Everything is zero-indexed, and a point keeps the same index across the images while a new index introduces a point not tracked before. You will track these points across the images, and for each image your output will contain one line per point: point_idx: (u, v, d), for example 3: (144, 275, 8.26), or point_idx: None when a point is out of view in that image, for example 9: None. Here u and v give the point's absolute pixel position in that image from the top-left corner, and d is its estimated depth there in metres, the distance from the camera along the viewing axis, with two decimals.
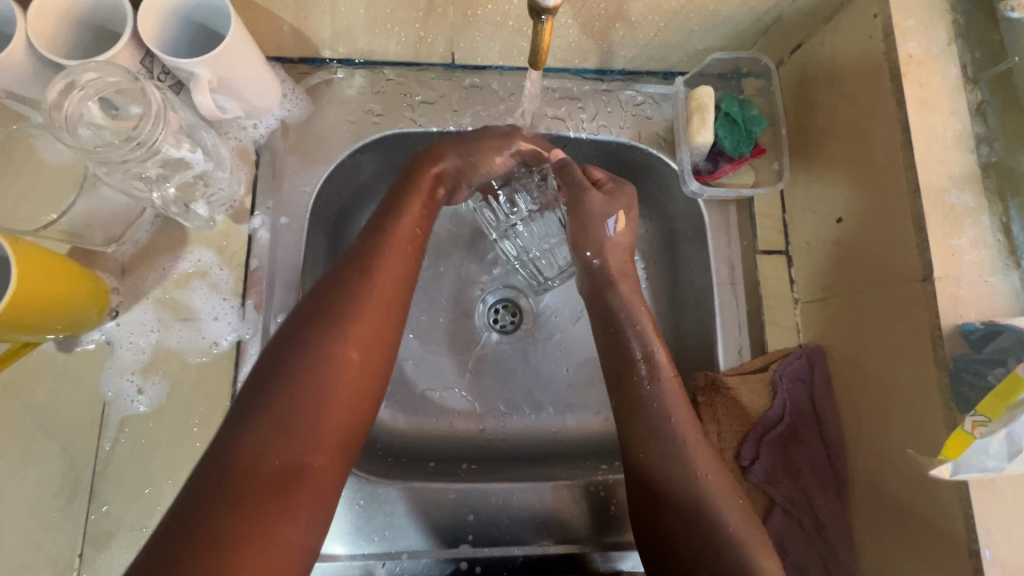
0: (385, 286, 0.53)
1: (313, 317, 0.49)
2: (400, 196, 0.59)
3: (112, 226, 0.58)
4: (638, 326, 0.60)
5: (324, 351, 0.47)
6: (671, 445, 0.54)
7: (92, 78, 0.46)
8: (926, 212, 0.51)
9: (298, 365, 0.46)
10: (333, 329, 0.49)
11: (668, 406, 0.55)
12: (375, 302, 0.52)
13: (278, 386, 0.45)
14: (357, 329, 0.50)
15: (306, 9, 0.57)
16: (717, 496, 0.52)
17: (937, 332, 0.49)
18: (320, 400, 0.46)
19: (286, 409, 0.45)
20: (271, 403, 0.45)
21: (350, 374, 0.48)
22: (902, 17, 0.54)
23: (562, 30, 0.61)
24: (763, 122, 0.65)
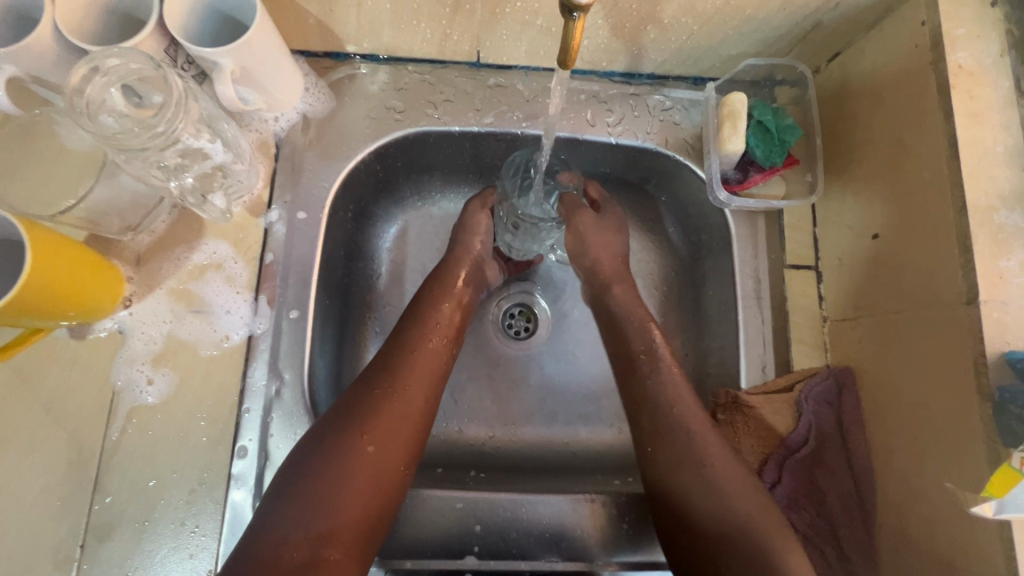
0: (409, 376, 0.55)
1: (342, 415, 0.51)
2: (430, 287, 0.63)
3: (129, 215, 0.58)
4: (642, 319, 0.63)
5: (344, 471, 0.48)
6: (675, 433, 0.55)
7: (116, 64, 0.46)
8: (972, 232, 0.48)
9: (319, 463, 0.48)
10: (351, 439, 0.49)
11: (670, 395, 0.57)
12: (399, 398, 0.53)
13: (302, 487, 0.47)
14: (380, 433, 0.50)
15: (331, 1, 0.56)
16: (727, 481, 0.52)
17: (982, 360, 0.46)
18: (337, 490, 0.47)
19: (307, 501, 0.46)
20: (294, 495, 0.46)
21: (371, 467, 0.49)
22: (952, 26, 0.52)
23: (592, 31, 0.59)
24: (798, 131, 0.62)
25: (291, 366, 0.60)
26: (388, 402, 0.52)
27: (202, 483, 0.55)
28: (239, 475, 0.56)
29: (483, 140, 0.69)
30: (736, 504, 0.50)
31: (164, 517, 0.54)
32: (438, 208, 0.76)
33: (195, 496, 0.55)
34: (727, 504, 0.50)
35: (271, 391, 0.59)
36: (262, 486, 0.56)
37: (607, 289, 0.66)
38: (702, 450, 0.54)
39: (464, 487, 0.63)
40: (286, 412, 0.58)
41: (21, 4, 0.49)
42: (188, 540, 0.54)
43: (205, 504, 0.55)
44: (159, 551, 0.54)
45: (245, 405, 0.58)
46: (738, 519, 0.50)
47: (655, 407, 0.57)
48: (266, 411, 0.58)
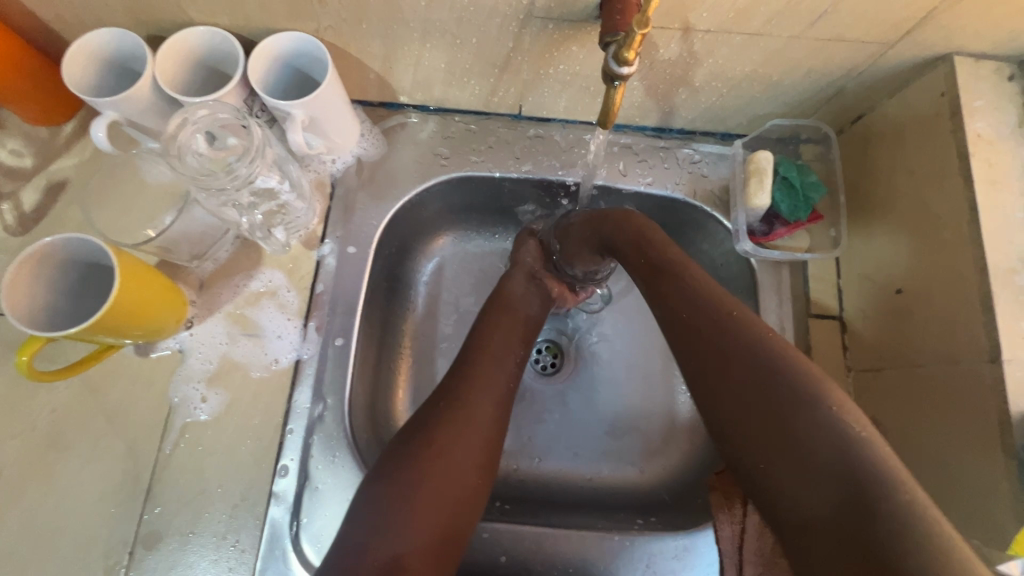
0: (479, 395, 0.56)
1: (412, 431, 0.53)
2: (490, 305, 0.66)
3: (198, 243, 0.63)
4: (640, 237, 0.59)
5: (420, 480, 0.49)
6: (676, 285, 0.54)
7: (205, 114, 0.53)
8: (994, 293, 0.50)
9: (395, 476, 0.50)
10: (423, 451, 0.51)
11: (770, 371, 0.46)
12: (472, 417, 0.54)
13: (380, 502, 0.48)
14: (450, 444, 0.52)
15: (394, 60, 0.63)
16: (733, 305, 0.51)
17: (1006, 420, 0.47)
18: (418, 503, 0.48)
19: (387, 513, 0.48)
20: (372, 508, 0.48)
21: (448, 484, 0.50)
22: (971, 98, 0.55)
23: (628, 91, 0.64)
24: (822, 188, 0.66)
25: (334, 390, 0.63)
26: (455, 415, 0.54)
27: (245, 498, 0.59)
28: (280, 492, 0.59)
29: (521, 186, 0.74)
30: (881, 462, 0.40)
31: (208, 529, 0.57)
32: (473, 245, 0.80)
33: (238, 511, 0.58)
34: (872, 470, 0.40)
35: (314, 413, 0.62)
36: (300, 505, 0.59)
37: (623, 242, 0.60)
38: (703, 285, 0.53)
39: (488, 516, 0.64)
40: (327, 435, 0.61)
41: (126, 59, 0.56)
42: (228, 553, 0.57)
43: (246, 520, 0.58)
44: (200, 564, 0.56)
45: (289, 426, 0.61)
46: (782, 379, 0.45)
47: (757, 381, 0.47)
48: (308, 432, 0.61)
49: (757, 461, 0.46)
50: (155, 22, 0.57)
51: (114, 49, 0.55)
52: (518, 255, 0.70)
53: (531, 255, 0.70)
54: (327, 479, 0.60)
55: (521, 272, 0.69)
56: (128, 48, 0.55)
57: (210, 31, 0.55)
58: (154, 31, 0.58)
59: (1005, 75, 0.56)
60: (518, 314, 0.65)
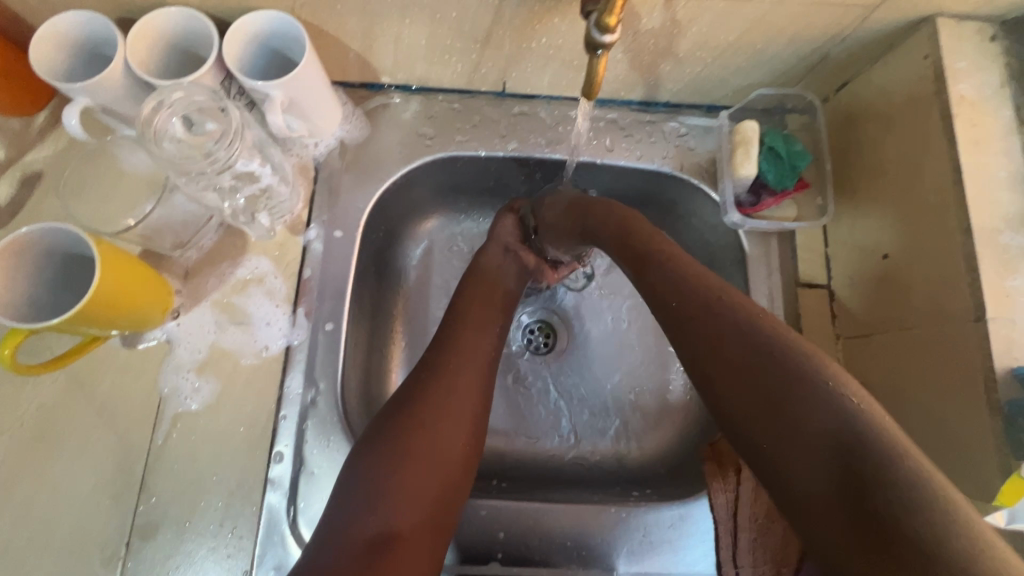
0: (461, 365, 0.56)
1: (395, 405, 0.54)
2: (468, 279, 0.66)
3: (181, 231, 0.62)
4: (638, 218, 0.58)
5: (405, 451, 0.50)
6: (695, 287, 0.49)
7: (180, 97, 0.52)
8: (978, 252, 0.51)
9: (381, 449, 0.50)
10: (407, 423, 0.51)
11: (734, 320, 0.46)
12: (454, 384, 0.55)
13: (365, 476, 0.48)
14: (434, 414, 0.52)
15: (372, 37, 0.61)
16: (742, 309, 0.46)
17: (990, 376, 0.48)
18: (408, 473, 0.49)
19: (376, 487, 0.48)
20: (360, 483, 0.48)
21: (437, 453, 0.51)
22: (954, 59, 0.55)
23: (612, 64, 0.64)
24: (808, 156, 0.66)
25: (326, 375, 0.63)
26: (436, 385, 0.54)
27: (240, 486, 0.58)
28: (275, 478, 0.59)
29: (508, 165, 0.73)
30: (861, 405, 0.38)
31: (205, 518, 0.57)
32: (461, 227, 0.80)
33: (234, 499, 0.58)
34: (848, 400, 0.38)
35: (307, 399, 0.62)
36: (296, 490, 0.59)
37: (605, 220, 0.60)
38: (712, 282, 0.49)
39: (487, 494, 0.65)
40: (320, 420, 0.61)
41: (95, 43, 0.54)
42: (226, 540, 0.57)
43: (243, 508, 0.58)
44: (198, 552, 0.56)
45: (282, 412, 0.61)
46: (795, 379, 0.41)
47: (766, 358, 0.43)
48: (302, 418, 0.61)
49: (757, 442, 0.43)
50: (124, 4, 0.55)
51: (83, 33, 0.54)
52: (494, 230, 0.70)
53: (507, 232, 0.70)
54: (323, 464, 0.60)
55: (497, 244, 0.69)
56: (96, 31, 0.53)
57: (181, 12, 0.54)
58: (123, 13, 0.56)
59: (988, 35, 0.56)
60: (495, 288, 0.65)
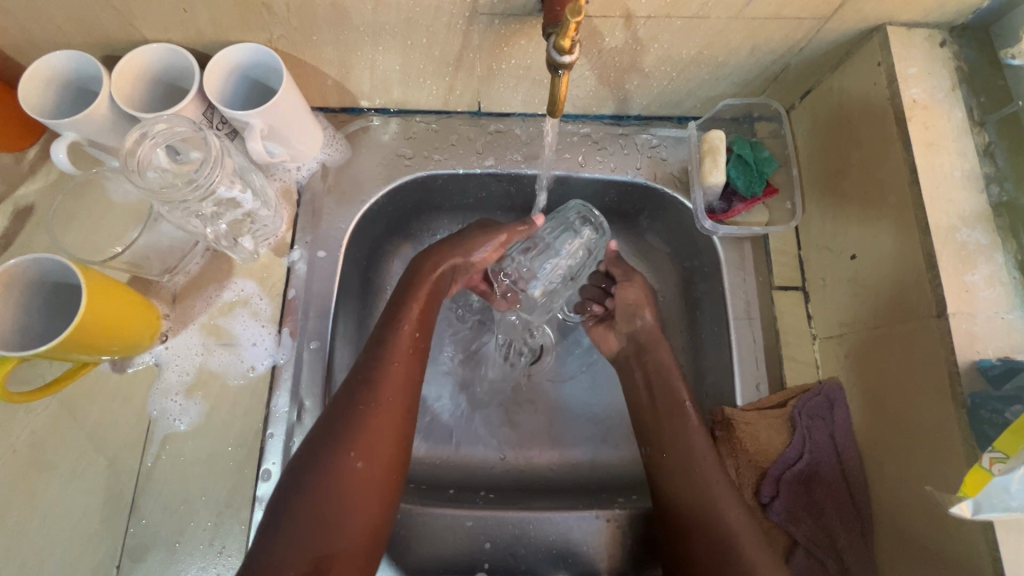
0: (390, 394, 0.55)
1: (325, 432, 0.53)
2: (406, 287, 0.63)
3: (168, 257, 0.63)
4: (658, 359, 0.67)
5: (336, 489, 0.50)
6: (681, 444, 0.60)
7: (163, 128, 0.54)
8: (937, 250, 0.52)
9: (314, 483, 0.50)
10: (338, 458, 0.51)
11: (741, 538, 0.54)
12: (384, 414, 0.54)
13: (297, 507, 0.49)
14: (365, 448, 0.52)
15: (349, 65, 0.64)
16: (725, 498, 0.56)
17: (954, 369, 0.49)
18: (341, 507, 0.50)
19: (308, 524, 0.48)
20: (294, 516, 0.49)
21: (367, 486, 0.52)
22: (905, 66, 0.57)
23: (581, 80, 0.66)
24: (774, 163, 0.68)
25: (312, 393, 0.64)
26: (371, 415, 0.54)
27: (228, 505, 0.59)
28: (263, 497, 0.60)
29: (487, 181, 0.75)
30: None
31: (193, 538, 0.58)
32: None
33: (222, 518, 0.59)
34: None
35: (293, 417, 0.63)
36: None
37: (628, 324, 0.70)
38: (700, 455, 0.59)
39: (473, 505, 0.65)
40: (307, 437, 0.63)
41: (82, 79, 0.57)
42: (215, 560, 0.58)
43: (232, 526, 0.59)
44: (188, 571, 0.57)
45: (269, 430, 0.62)
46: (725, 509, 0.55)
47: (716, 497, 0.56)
48: (288, 435, 0.62)
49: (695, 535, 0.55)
50: (108, 41, 0.58)
51: (71, 70, 0.56)
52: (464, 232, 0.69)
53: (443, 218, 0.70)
54: None
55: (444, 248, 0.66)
56: (83, 69, 0.56)
57: (163, 48, 0.57)
58: (109, 50, 0.59)
59: (937, 41, 0.58)
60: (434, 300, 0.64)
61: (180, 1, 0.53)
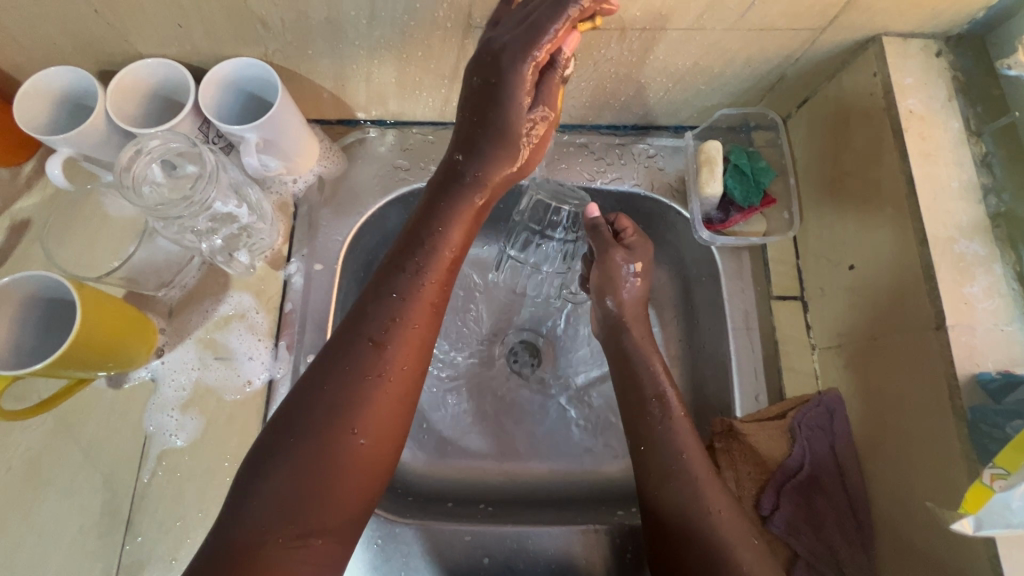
0: (416, 306, 0.50)
1: (356, 322, 0.49)
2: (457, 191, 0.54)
3: (164, 272, 0.63)
4: (647, 359, 0.63)
5: (356, 380, 0.46)
6: (669, 443, 0.57)
7: (157, 144, 0.54)
8: (935, 261, 0.52)
9: (337, 376, 0.46)
10: (362, 348, 0.47)
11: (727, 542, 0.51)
12: (417, 309, 0.50)
13: (318, 401, 0.46)
14: (391, 340, 0.48)
15: (345, 78, 0.64)
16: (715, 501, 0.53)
17: (954, 382, 0.49)
18: (358, 413, 0.46)
19: (324, 415, 0.45)
20: (312, 413, 0.45)
21: (392, 386, 0.47)
22: (901, 76, 0.57)
23: (577, 92, 0.66)
24: (771, 173, 0.68)
25: None
26: (405, 307, 0.49)
27: None
28: None
29: None
30: None
31: (190, 555, 0.58)
32: None
33: None
34: None
35: None
36: None
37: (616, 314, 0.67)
38: (688, 455, 0.56)
39: (472, 519, 0.65)
40: None
41: (78, 96, 0.57)
42: None
43: None
44: None
45: None
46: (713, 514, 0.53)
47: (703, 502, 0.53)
48: None
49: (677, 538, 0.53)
50: (104, 57, 0.57)
51: (68, 87, 0.56)
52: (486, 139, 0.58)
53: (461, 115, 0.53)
54: None
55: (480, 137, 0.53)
56: (79, 86, 0.56)
57: (160, 63, 0.57)
58: (104, 66, 0.59)
59: (933, 51, 0.58)
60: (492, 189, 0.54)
61: (175, 17, 0.53)
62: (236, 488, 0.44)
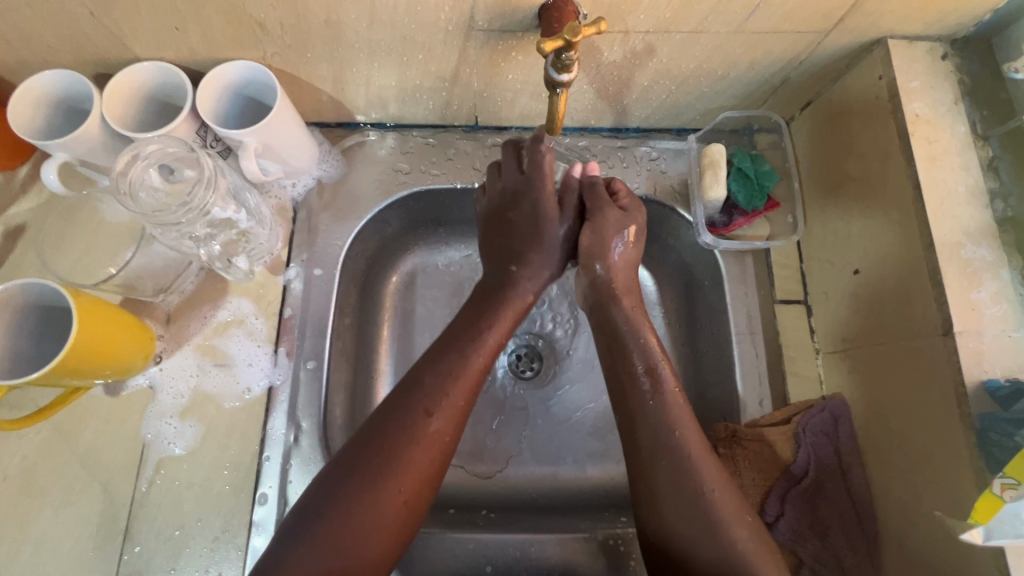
0: (461, 383, 0.53)
1: (407, 390, 0.52)
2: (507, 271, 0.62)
3: (161, 277, 0.62)
4: (639, 333, 0.59)
5: (398, 450, 0.49)
6: (656, 417, 0.54)
7: (154, 149, 0.53)
8: (942, 266, 0.51)
9: (385, 444, 0.49)
10: (410, 417, 0.50)
11: (723, 517, 0.49)
12: (467, 381, 0.54)
13: (362, 464, 0.48)
14: (441, 412, 0.51)
15: (344, 81, 0.63)
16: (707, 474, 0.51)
17: (962, 390, 0.48)
18: (398, 479, 0.48)
19: (363, 479, 0.48)
20: (354, 476, 0.48)
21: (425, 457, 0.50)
22: (907, 79, 0.56)
23: (579, 95, 0.65)
24: (775, 176, 0.67)
25: (309, 414, 0.63)
26: (455, 382, 0.53)
27: (225, 530, 0.58)
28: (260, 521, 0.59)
29: None
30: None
31: (189, 565, 0.57)
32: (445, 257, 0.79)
33: (218, 543, 0.58)
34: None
35: (290, 439, 0.62)
36: None
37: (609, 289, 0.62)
38: (679, 428, 0.53)
39: (474, 527, 0.65)
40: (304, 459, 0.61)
41: (74, 99, 0.56)
42: None
43: (228, 552, 0.58)
44: None
45: (265, 453, 0.61)
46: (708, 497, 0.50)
47: (691, 481, 0.50)
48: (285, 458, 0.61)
49: (678, 529, 0.50)
50: (100, 60, 0.57)
51: (61, 88, 0.55)
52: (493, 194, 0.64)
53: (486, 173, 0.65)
54: None
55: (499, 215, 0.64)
56: (74, 88, 0.55)
57: (156, 66, 0.56)
58: (100, 69, 0.58)
59: (939, 54, 0.58)
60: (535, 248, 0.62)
61: (172, 20, 0.52)
62: (279, 540, 0.46)
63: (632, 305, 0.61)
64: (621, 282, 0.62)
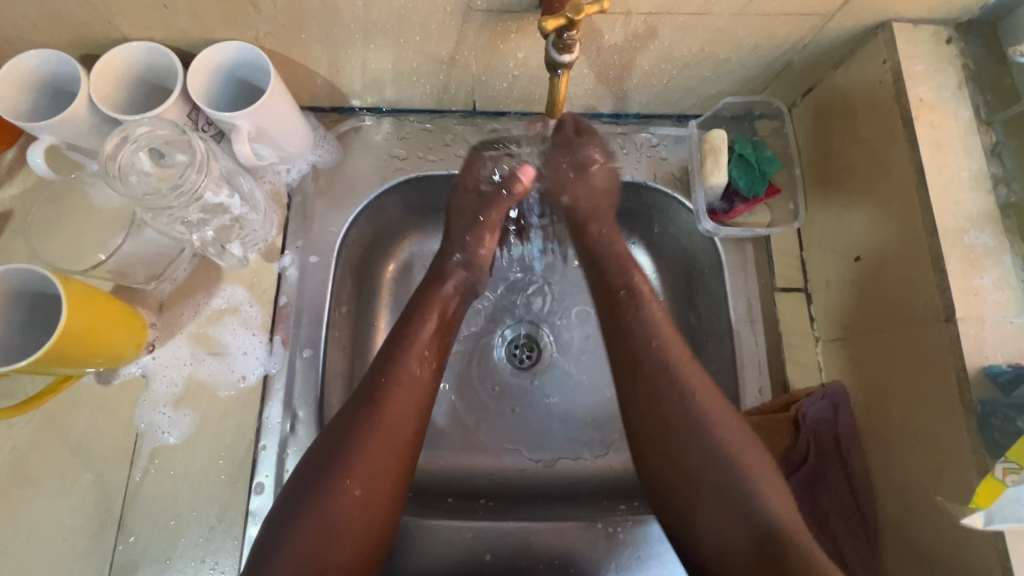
0: (385, 445, 0.51)
1: (327, 450, 0.50)
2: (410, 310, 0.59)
3: (153, 265, 0.61)
4: (622, 261, 0.62)
5: (331, 518, 0.47)
6: (641, 338, 0.55)
7: (144, 132, 0.51)
8: (945, 252, 0.51)
9: (307, 512, 0.47)
10: (336, 486, 0.48)
11: (717, 444, 0.49)
12: (381, 436, 0.51)
13: (292, 533, 0.47)
14: (365, 476, 0.49)
15: (340, 64, 0.62)
16: (697, 398, 0.52)
17: (964, 377, 0.48)
18: (331, 547, 0.47)
19: (300, 550, 0.46)
20: (286, 545, 0.46)
21: (366, 521, 0.49)
22: (911, 63, 0.56)
23: (579, 79, 0.64)
24: (778, 163, 0.66)
25: (305, 404, 0.62)
26: (375, 439, 0.50)
27: (220, 520, 0.58)
28: (255, 511, 0.58)
29: None
30: (780, 512, 0.47)
31: (185, 555, 0.56)
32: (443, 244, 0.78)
33: (214, 533, 0.57)
34: (768, 510, 0.47)
35: (286, 428, 0.61)
36: None
37: (584, 226, 0.65)
38: (661, 343, 0.55)
39: (472, 516, 0.64)
40: (301, 449, 0.60)
41: (60, 80, 0.54)
42: None
43: (224, 541, 0.57)
44: None
45: (261, 442, 0.60)
46: (696, 419, 0.50)
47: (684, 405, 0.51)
48: (281, 447, 0.60)
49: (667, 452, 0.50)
50: (86, 40, 0.55)
51: (45, 69, 0.53)
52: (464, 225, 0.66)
53: (466, 196, 0.65)
54: None
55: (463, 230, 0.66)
56: (59, 68, 0.53)
57: (146, 48, 0.54)
58: (88, 49, 0.56)
59: (943, 38, 0.57)
60: (450, 303, 0.61)
61: None
62: None
63: (624, 261, 0.62)
64: (598, 210, 0.66)
